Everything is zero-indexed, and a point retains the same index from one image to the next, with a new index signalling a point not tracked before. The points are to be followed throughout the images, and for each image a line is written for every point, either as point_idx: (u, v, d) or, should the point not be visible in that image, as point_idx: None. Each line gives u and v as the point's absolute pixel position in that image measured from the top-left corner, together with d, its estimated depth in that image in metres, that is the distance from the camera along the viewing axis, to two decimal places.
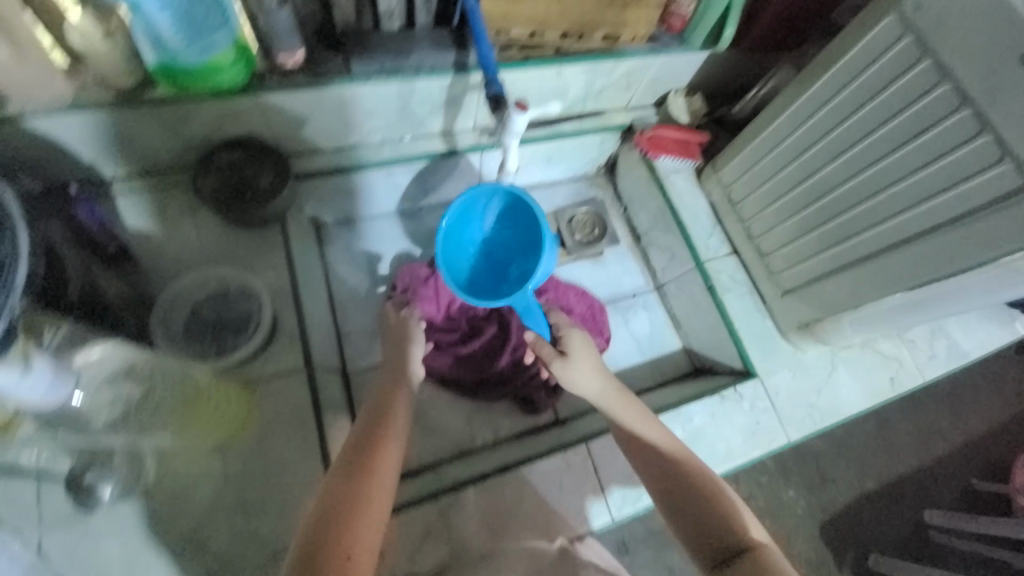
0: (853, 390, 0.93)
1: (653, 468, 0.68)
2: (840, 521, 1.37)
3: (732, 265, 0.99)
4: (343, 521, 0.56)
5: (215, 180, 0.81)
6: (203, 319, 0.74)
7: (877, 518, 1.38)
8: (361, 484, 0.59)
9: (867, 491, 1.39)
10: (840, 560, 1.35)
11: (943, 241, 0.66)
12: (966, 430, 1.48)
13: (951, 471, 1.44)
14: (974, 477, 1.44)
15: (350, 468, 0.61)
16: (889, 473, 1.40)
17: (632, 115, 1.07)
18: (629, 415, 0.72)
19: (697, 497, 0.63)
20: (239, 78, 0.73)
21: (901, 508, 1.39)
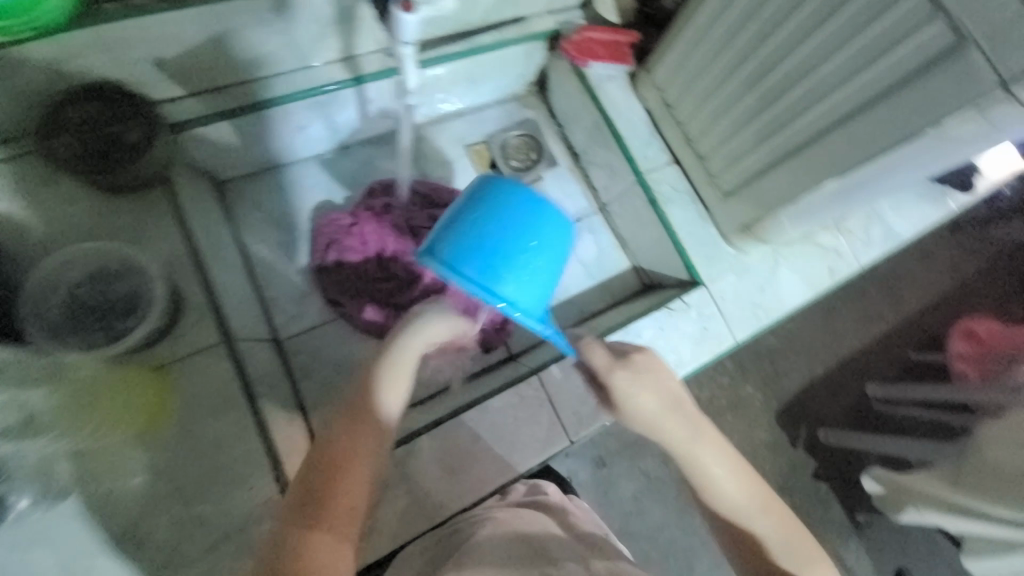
0: (795, 285, 0.94)
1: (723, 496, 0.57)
2: (792, 406, 1.46)
3: (673, 174, 0.95)
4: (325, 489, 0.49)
5: (72, 140, 0.67)
6: (85, 305, 0.65)
7: (825, 398, 1.48)
8: (349, 456, 0.51)
9: (814, 375, 1.49)
10: (795, 440, 1.45)
11: (874, 117, 0.62)
12: (904, 308, 1.57)
13: (890, 347, 1.54)
14: (913, 350, 1.55)
15: (346, 425, 0.53)
16: (833, 357, 1.50)
17: (556, 19, 0.96)
18: (704, 449, 0.57)
19: (757, 542, 0.57)
20: (65, 7, 0.59)
21: (848, 386, 1.50)
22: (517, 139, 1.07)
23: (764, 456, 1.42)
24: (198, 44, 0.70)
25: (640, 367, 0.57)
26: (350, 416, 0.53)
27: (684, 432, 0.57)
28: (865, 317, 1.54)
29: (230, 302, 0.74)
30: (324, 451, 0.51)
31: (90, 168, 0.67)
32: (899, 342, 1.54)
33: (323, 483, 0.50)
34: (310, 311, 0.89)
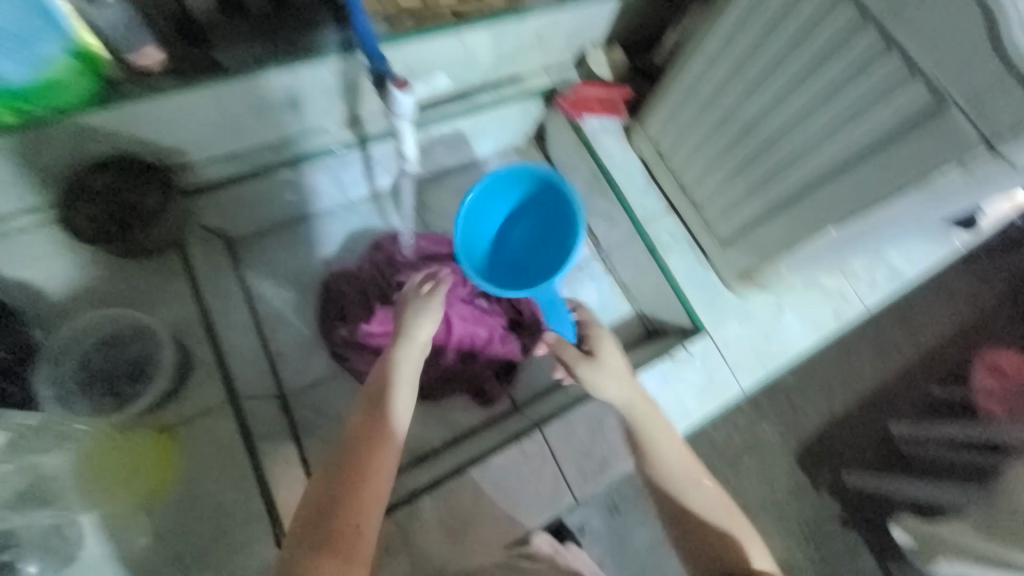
0: (801, 331, 0.93)
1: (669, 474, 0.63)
2: (812, 446, 1.41)
3: (671, 222, 0.97)
4: (345, 483, 0.50)
5: (93, 209, 0.71)
6: (98, 370, 0.68)
7: (846, 437, 1.43)
8: (374, 445, 0.53)
9: (835, 413, 1.44)
10: (817, 482, 1.39)
11: (862, 171, 0.64)
12: (923, 340, 1.53)
13: (912, 383, 1.49)
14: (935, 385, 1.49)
15: (366, 412, 0.56)
16: (853, 394, 1.45)
17: (552, 77, 1.01)
18: (654, 427, 0.64)
19: (703, 526, 0.61)
20: (89, 89, 0.64)
21: (870, 423, 1.44)
22: None
23: (785, 499, 1.37)
24: (214, 118, 0.75)
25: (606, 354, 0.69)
26: (369, 401, 0.57)
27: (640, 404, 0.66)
28: (883, 351, 1.50)
29: (237, 361, 0.76)
30: (348, 436, 0.54)
31: (111, 234, 0.71)
32: (920, 378, 1.49)
33: (345, 471, 0.51)
34: (315, 365, 0.90)
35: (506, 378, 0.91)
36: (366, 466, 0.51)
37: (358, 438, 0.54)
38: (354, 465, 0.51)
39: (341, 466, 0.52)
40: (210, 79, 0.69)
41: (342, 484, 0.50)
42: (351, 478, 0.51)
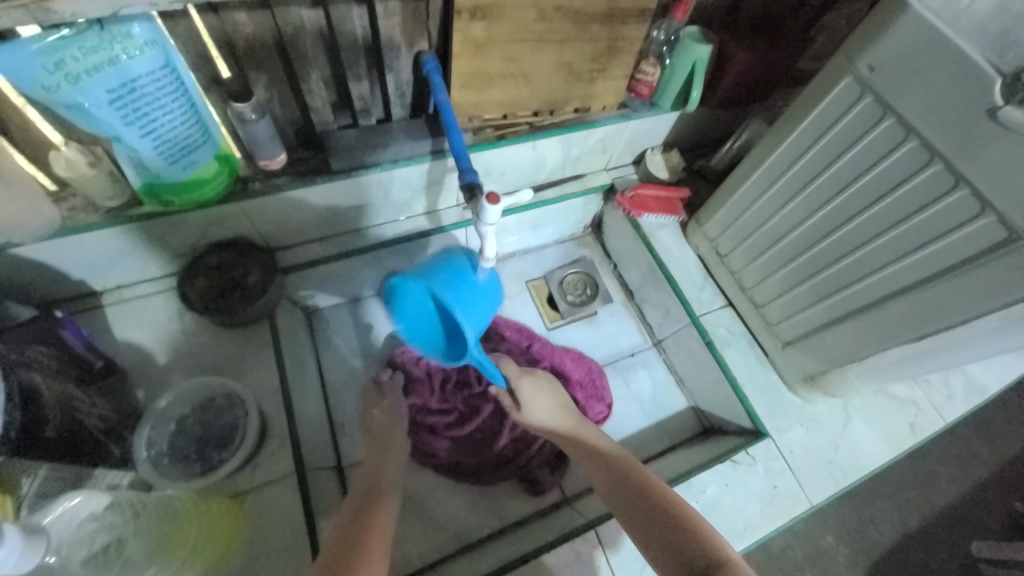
0: (872, 442, 0.88)
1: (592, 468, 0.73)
2: (886, 566, 1.26)
3: (728, 317, 0.98)
4: (359, 532, 0.57)
5: (204, 282, 0.82)
6: (188, 434, 0.73)
7: (925, 559, 1.27)
8: (371, 513, 0.61)
9: (909, 529, 1.29)
10: None
11: (936, 292, 0.64)
12: (1004, 451, 1.40)
13: (996, 501, 1.34)
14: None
15: (362, 500, 0.65)
16: (929, 508, 1.31)
17: (612, 176, 1.09)
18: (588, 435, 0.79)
19: (655, 513, 0.61)
20: (223, 185, 0.75)
21: (951, 544, 1.29)
22: (574, 276, 1.15)
23: None
24: (319, 210, 0.85)
25: (539, 375, 0.86)
26: (362, 493, 0.67)
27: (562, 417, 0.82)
28: (960, 461, 1.37)
29: (306, 430, 0.80)
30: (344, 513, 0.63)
31: (218, 307, 0.80)
32: (1006, 496, 1.34)
33: (353, 522, 0.59)
34: None
35: (557, 468, 0.90)
36: (368, 520, 0.59)
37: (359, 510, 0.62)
38: (361, 520, 0.59)
39: (348, 525, 0.59)
40: (320, 177, 0.80)
41: (354, 535, 0.56)
42: (360, 525, 0.58)
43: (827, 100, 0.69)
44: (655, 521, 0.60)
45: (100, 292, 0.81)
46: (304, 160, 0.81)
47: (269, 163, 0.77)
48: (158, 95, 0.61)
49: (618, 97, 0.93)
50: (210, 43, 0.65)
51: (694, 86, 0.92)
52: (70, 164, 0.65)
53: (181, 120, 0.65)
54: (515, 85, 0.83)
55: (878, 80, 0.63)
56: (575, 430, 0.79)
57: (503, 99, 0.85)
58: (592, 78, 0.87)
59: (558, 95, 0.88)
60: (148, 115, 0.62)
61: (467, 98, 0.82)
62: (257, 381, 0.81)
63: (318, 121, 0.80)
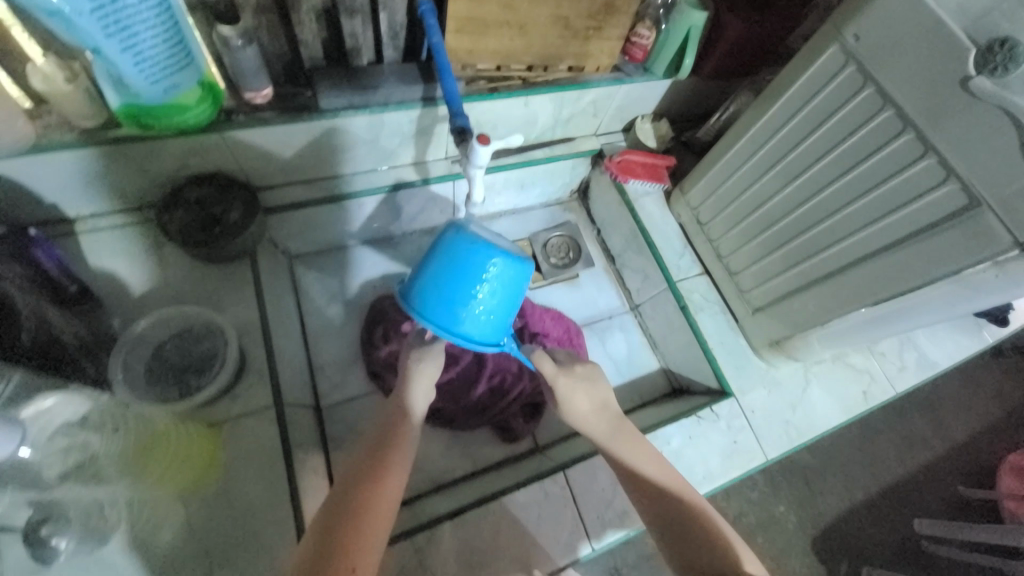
0: (828, 407, 0.94)
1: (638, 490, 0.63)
2: (831, 533, 1.35)
3: (704, 285, 1.01)
4: (361, 498, 0.56)
5: (183, 216, 0.80)
6: (166, 361, 0.73)
7: (867, 529, 1.37)
8: (382, 462, 0.60)
9: (855, 501, 1.39)
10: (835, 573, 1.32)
11: (896, 258, 0.68)
12: (947, 434, 1.50)
13: (935, 478, 1.44)
14: (959, 483, 1.44)
15: (371, 453, 0.61)
16: (875, 483, 1.41)
17: (601, 141, 1.10)
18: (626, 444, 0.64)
19: (696, 537, 0.58)
20: (206, 115, 0.72)
21: (891, 515, 1.39)
22: (558, 239, 1.17)
23: None
24: (305, 149, 0.84)
25: (578, 372, 0.66)
26: (369, 449, 0.62)
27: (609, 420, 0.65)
28: (907, 440, 1.47)
29: (285, 369, 0.80)
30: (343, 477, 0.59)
31: (198, 240, 0.79)
32: (944, 475, 1.44)
33: (340, 503, 0.56)
34: (352, 383, 0.93)
35: (530, 418, 0.92)
36: (369, 500, 0.56)
37: (358, 473, 0.59)
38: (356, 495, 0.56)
39: (339, 504, 0.56)
40: (306, 115, 0.78)
41: (361, 488, 0.57)
42: (352, 507, 0.55)
43: (812, 70, 0.71)
44: (692, 542, 0.58)
45: (73, 220, 0.78)
46: (291, 97, 0.79)
47: (255, 97, 0.76)
48: (139, 8, 0.59)
49: (612, 58, 0.93)
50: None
51: (687, 53, 0.93)
52: (45, 77, 0.62)
53: (163, 38, 0.63)
54: (510, 36, 0.82)
55: (863, 51, 0.64)
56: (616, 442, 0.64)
57: (497, 50, 0.84)
58: (588, 35, 0.87)
59: (553, 51, 0.88)
60: (130, 29, 0.60)
61: (461, 45, 0.82)
62: (236, 317, 0.81)
63: (307, 56, 0.78)
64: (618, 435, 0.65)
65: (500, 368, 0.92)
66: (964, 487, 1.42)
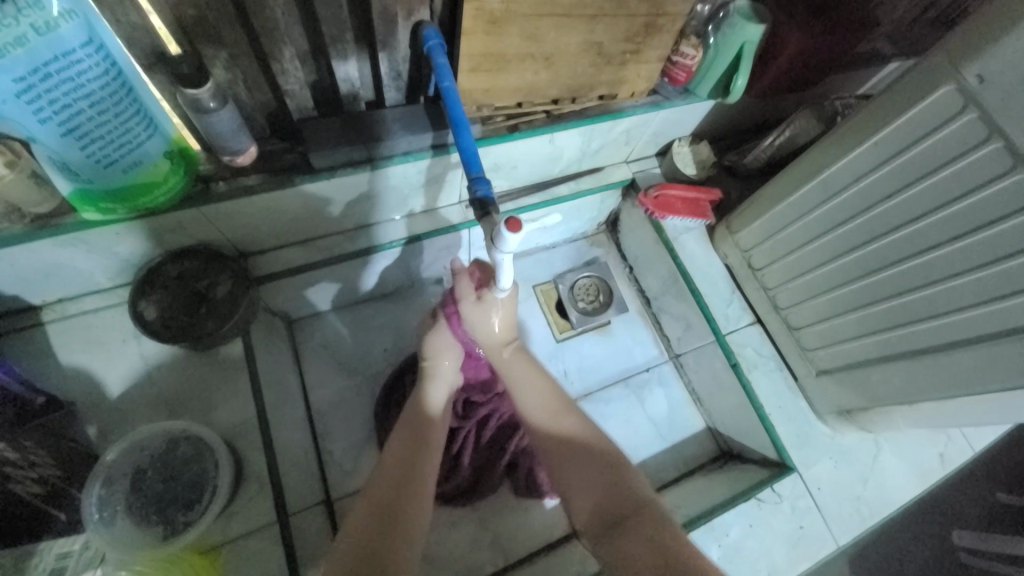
0: (901, 477, 0.83)
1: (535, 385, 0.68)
2: (871, 553, 1.26)
3: (756, 336, 0.89)
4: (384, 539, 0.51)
5: (164, 297, 0.69)
6: (146, 492, 0.60)
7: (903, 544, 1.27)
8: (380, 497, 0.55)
9: (897, 520, 1.28)
10: None
11: (1017, 347, 0.55)
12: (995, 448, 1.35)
13: (972, 483, 1.32)
14: (1000, 490, 1.32)
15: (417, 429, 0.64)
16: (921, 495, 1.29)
17: (633, 170, 0.98)
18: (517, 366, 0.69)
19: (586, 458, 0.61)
20: (179, 190, 0.61)
21: (932, 529, 1.28)
22: (586, 281, 1.06)
23: None
24: (299, 214, 0.72)
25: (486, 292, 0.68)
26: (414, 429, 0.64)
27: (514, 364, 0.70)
28: None
29: (288, 468, 0.70)
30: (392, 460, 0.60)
31: (182, 325, 0.69)
32: (982, 481, 1.33)
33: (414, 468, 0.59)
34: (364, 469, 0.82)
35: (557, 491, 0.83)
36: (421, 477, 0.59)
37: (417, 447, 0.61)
38: (411, 481, 0.58)
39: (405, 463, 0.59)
40: (298, 178, 0.66)
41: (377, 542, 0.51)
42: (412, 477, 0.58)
43: (917, 108, 0.56)
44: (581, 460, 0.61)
45: (39, 307, 0.67)
46: (275, 155, 0.67)
47: (236, 159, 0.63)
48: (82, 83, 0.47)
49: (649, 83, 0.80)
50: (164, 31, 0.53)
51: (740, 73, 0.78)
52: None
53: (113, 113, 0.51)
54: (531, 68, 0.69)
55: (990, 94, 0.50)
56: (534, 384, 0.68)
57: (518, 85, 0.71)
58: (624, 60, 0.73)
59: (584, 81, 0.75)
60: (71, 108, 0.48)
61: (476, 85, 0.68)
62: (228, 414, 0.71)
63: (295, 107, 0.66)
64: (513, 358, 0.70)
65: (519, 423, 0.83)
66: (1004, 494, 1.30)
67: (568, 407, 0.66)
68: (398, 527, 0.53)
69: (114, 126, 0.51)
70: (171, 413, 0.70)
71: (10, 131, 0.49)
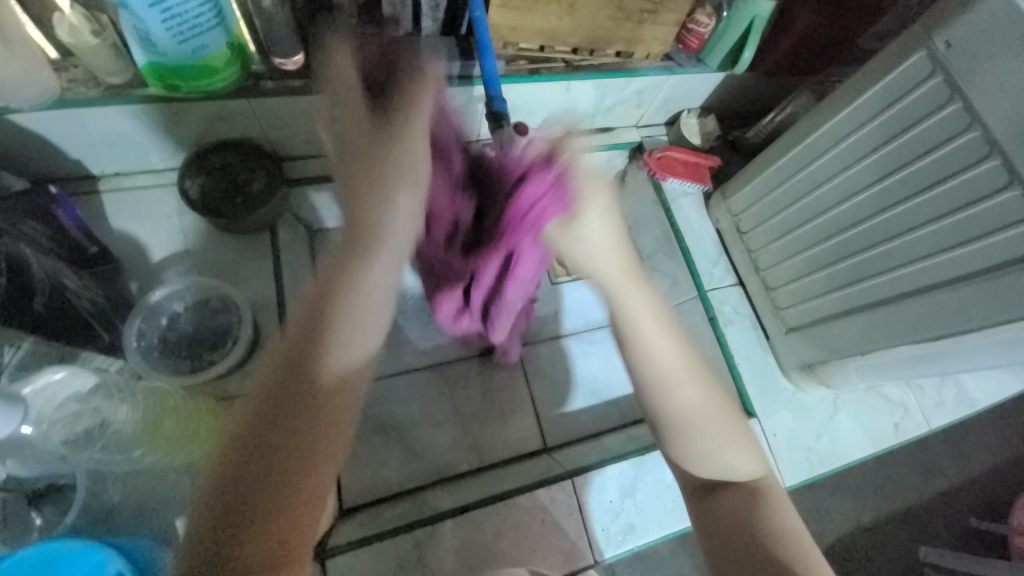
0: (854, 439, 0.90)
1: (664, 340, 0.52)
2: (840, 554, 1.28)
3: (736, 296, 0.96)
4: (264, 475, 0.39)
5: (205, 181, 0.78)
6: (179, 332, 0.69)
7: (875, 554, 1.31)
8: (276, 409, 0.40)
9: (866, 521, 1.31)
10: None
11: (961, 294, 0.61)
12: (965, 469, 1.40)
13: (949, 507, 1.38)
14: (973, 517, 1.38)
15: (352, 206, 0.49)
16: (892, 502, 1.34)
17: (641, 134, 1.05)
18: (640, 305, 0.53)
19: (712, 431, 0.51)
20: (233, 78, 0.69)
21: (902, 542, 1.33)
22: None
23: None
24: None
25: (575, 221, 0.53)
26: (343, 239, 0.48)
27: (626, 312, 0.53)
28: (929, 467, 1.38)
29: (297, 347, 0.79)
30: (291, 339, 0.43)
31: (217, 207, 0.77)
32: (957, 506, 1.38)
33: (311, 331, 0.43)
34: None
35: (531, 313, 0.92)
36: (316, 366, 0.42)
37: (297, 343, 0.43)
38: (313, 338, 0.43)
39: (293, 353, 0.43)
40: None
41: (253, 482, 0.38)
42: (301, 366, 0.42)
43: (894, 74, 0.63)
44: (686, 434, 0.52)
45: (97, 177, 0.77)
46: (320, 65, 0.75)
47: (286, 61, 0.72)
48: None
49: (664, 46, 0.87)
50: None
51: (747, 46, 0.86)
52: (72, 28, 0.59)
53: None
54: (556, 14, 0.76)
55: (954, 58, 0.56)
56: (629, 313, 0.53)
57: (542, 29, 0.78)
58: (642, 18, 0.80)
59: (603, 34, 0.82)
60: None
61: (505, 23, 0.76)
62: (249, 293, 0.79)
63: None
64: (631, 278, 0.53)
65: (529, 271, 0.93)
66: (976, 520, 1.37)
67: (699, 362, 0.52)
68: (306, 416, 0.41)
69: (189, 7, 0.59)
70: None
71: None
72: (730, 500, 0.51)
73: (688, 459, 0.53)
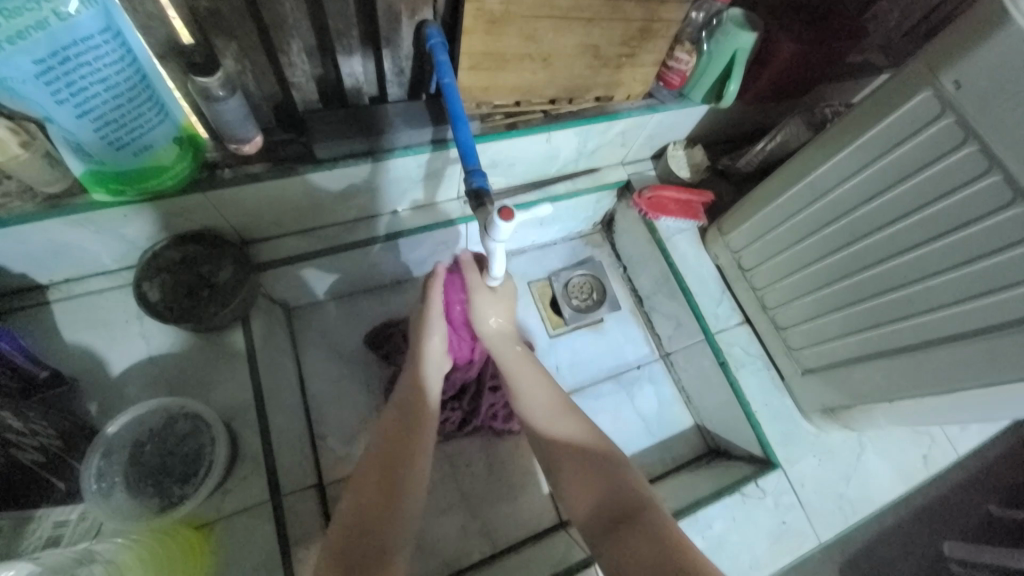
0: (884, 477, 0.85)
1: (540, 387, 0.70)
2: (864, 561, 1.22)
3: (745, 336, 0.91)
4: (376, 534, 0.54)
5: (168, 280, 0.71)
6: (146, 466, 0.64)
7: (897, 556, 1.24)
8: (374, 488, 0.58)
9: (888, 525, 1.26)
10: None
11: (996, 345, 0.57)
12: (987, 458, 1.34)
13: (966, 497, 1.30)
14: (992, 503, 1.30)
15: (396, 438, 0.62)
16: (910, 503, 1.28)
17: (628, 171, 1.00)
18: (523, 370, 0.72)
19: (616, 482, 0.59)
20: (186, 172, 0.63)
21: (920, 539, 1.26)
22: (581, 278, 1.08)
23: None
24: (301, 203, 0.74)
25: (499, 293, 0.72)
26: (393, 434, 0.63)
27: (514, 362, 0.72)
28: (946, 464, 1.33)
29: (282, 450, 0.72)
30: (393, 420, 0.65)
31: (183, 307, 0.71)
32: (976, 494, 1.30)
33: (403, 446, 0.62)
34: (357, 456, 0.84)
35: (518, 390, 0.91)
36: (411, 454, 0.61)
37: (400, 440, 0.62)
38: (415, 422, 0.64)
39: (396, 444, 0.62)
40: (301, 168, 0.68)
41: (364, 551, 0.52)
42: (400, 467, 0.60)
43: (899, 113, 0.58)
44: (614, 520, 0.56)
45: (47, 287, 0.69)
46: (280, 145, 0.69)
47: (243, 147, 0.66)
48: (98, 66, 0.49)
49: (644, 86, 0.83)
50: (179, 23, 0.55)
51: (731, 79, 0.80)
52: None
53: (127, 98, 0.53)
54: (530, 68, 0.71)
55: (965, 100, 0.52)
56: (517, 377, 0.71)
57: (516, 84, 0.73)
58: (620, 63, 0.76)
59: (580, 82, 0.77)
60: (87, 91, 0.50)
61: (475, 82, 0.71)
62: (225, 396, 0.73)
63: (301, 99, 0.68)
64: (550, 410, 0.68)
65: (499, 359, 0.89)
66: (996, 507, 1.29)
67: (567, 403, 0.69)
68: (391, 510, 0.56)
69: (128, 109, 0.53)
70: (172, 391, 0.72)
71: (24, 108, 0.50)
72: (651, 529, 0.53)
73: (590, 487, 0.60)
